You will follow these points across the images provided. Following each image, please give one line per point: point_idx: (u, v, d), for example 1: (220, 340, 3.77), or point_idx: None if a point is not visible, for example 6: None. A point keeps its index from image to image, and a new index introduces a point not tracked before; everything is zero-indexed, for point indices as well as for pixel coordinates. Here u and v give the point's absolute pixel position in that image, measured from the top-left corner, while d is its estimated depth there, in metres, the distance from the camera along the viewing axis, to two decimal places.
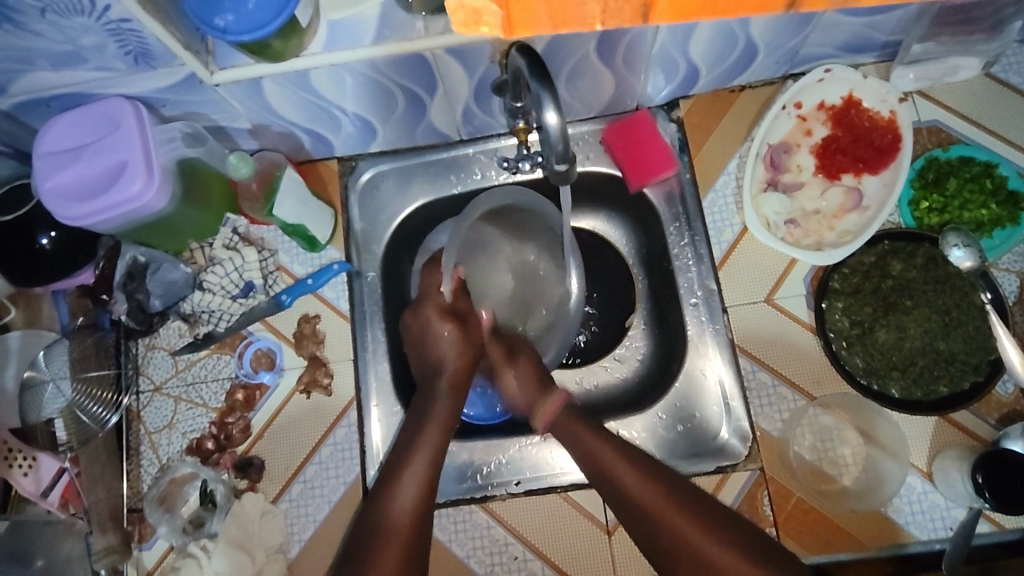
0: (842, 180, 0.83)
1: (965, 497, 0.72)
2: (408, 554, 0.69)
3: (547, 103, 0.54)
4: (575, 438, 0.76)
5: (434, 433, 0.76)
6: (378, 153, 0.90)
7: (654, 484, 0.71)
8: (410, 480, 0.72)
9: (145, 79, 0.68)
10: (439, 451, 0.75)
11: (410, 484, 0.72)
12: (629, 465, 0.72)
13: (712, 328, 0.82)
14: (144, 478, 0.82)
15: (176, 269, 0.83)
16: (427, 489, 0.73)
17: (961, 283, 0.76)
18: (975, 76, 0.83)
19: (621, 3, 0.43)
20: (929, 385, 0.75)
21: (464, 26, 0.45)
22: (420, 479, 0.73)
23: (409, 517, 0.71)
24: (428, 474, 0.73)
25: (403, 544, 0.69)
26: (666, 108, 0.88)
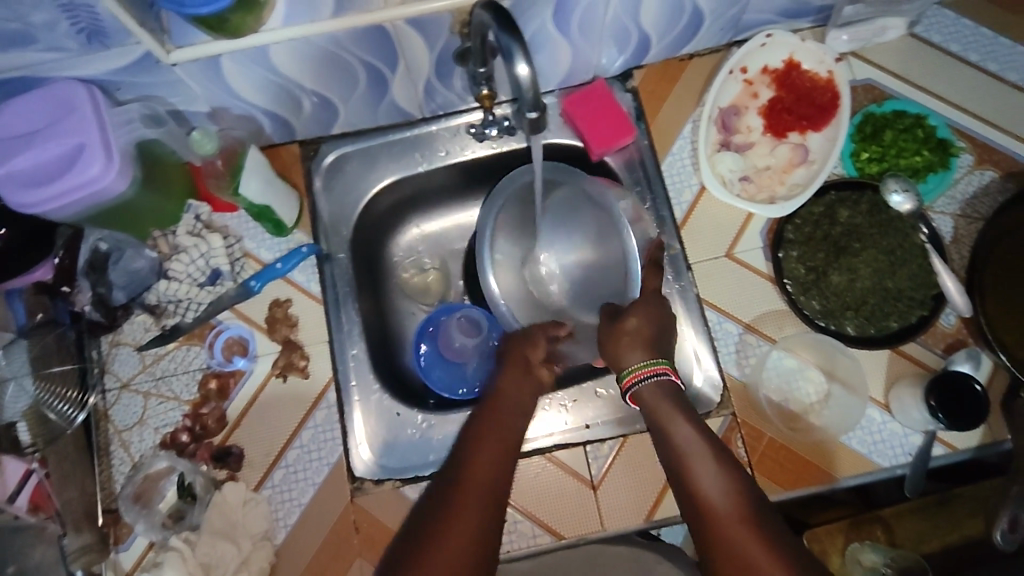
0: (789, 138, 0.87)
1: (921, 421, 0.77)
2: (490, 501, 0.64)
3: (517, 54, 0.56)
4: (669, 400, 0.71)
5: (502, 405, 0.74)
6: (340, 135, 0.90)
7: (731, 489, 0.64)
8: (488, 438, 0.69)
9: (98, 60, 0.66)
10: (514, 416, 0.73)
11: (480, 477, 0.65)
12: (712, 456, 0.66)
13: (678, 286, 0.84)
14: (117, 477, 0.80)
15: (140, 256, 0.82)
16: (507, 450, 0.69)
17: (902, 225, 0.81)
18: (902, 36, 0.90)
19: None
20: (881, 321, 0.80)
21: None
22: (502, 440, 0.70)
23: (487, 489, 0.65)
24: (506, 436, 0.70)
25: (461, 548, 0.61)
26: (620, 78, 0.91)
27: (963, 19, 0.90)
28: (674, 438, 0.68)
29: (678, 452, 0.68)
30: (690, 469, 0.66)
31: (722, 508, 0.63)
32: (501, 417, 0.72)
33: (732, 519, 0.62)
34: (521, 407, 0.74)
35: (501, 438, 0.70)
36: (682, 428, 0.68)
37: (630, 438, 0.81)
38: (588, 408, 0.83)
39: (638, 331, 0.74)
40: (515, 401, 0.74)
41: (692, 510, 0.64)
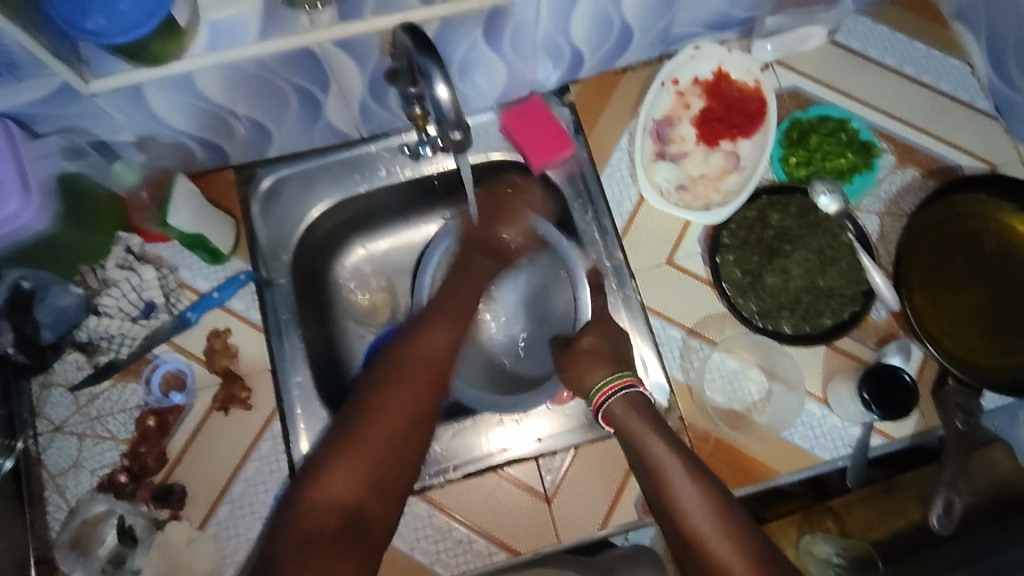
0: (721, 146, 0.90)
1: (857, 414, 0.80)
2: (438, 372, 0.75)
3: (437, 77, 0.56)
4: (638, 415, 0.74)
5: (462, 284, 0.84)
6: (277, 158, 0.88)
7: (710, 506, 0.67)
8: (445, 316, 0.79)
9: (12, 93, 0.64)
10: (473, 291, 0.84)
11: (416, 374, 0.73)
12: (685, 470, 0.70)
13: (622, 294, 0.87)
14: (53, 525, 0.76)
15: (65, 293, 0.78)
16: (459, 323, 0.79)
17: (830, 226, 0.84)
18: (823, 44, 0.93)
19: None
20: (815, 318, 0.82)
21: None
22: (457, 316, 0.80)
23: (435, 358, 0.75)
24: (461, 312, 0.80)
25: (374, 453, 0.68)
26: (558, 94, 0.93)
27: (880, 26, 0.94)
28: (652, 460, 0.71)
29: (656, 470, 0.70)
30: (667, 484, 0.69)
31: (707, 527, 0.66)
32: (459, 297, 0.82)
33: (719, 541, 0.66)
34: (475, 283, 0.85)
35: (458, 314, 0.80)
36: (655, 444, 0.71)
37: (582, 448, 0.81)
38: (540, 421, 0.84)
39: (594, 350, 0.79)
40: (470, 284, 0.85)
41: (681, 531, 0.67)
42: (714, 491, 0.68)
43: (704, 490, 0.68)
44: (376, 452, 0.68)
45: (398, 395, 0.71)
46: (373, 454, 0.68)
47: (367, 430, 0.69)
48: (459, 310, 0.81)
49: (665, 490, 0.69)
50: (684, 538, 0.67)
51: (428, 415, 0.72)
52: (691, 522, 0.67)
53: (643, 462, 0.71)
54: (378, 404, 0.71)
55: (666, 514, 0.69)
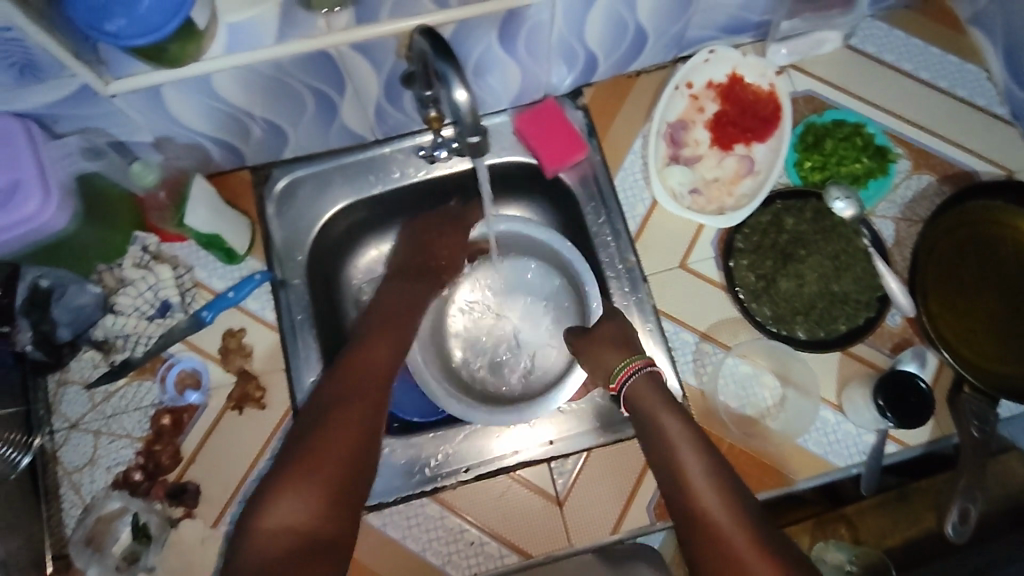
0: (735, 150, 0.89)
1: (873, 421, 0.79)
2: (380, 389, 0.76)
3: (455, 81, 0.56)
4: (656, 393, 0.75)
5: (396, 309, 0.84)
6: (292, 159, 0.89)
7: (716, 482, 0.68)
8: (382, 340, 0.80)
9: (34, 94, 0.65)
10: (403, 325, 0.83)
11: (355, 391, 0.74)
12: (695, 448, 0.71)
13: (635, 297, 0.86)
14: (68, 522, 0.77)
15: (83, 291, 0.79)
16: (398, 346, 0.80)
17: (845, 231, 0.84)
18: (839, 48, 0.93)
19: None
20: (829, 324, 0.81)
21: None
22: (392, 338, 0.81)
23: (376, 378, 0.76)
24: (397, 337, 0.81)
25: (329, 470, 0.68)
26: (570, 96, 0.93)
27: (895, 30, 0.94)
28: (667, 435, 0.72)
29: (668, 440, 0.72)
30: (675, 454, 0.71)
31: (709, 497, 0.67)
32: (393, 319, 0.83)
33: (720, 511, 0.66)
34: (406, 307, 0.85)
35: (393, 337, 0.81)
36: (667, 416, 0.73)
37: (594, 452, 0.81)
38: (550, 424, 0.83)
39: (611, 338, 0.80)
40: (404, 300, 0.86)
41: (685, 502, 0.68)
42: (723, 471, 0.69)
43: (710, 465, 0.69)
44: (324, 469, 0.68)
45: (336, 410, 0.72)
46: (324, 473, 0.68)
47: (319, 447, 0.69)
48: (393, 322, 0.83)
49: (674, 463, 0.70)
50: (689, 514, 0.67)
51: (376, 428, 0.73)
52: (696, 493, 0.68)
53: (653, 435, 0.72)
54: (318, 422, 0.71)
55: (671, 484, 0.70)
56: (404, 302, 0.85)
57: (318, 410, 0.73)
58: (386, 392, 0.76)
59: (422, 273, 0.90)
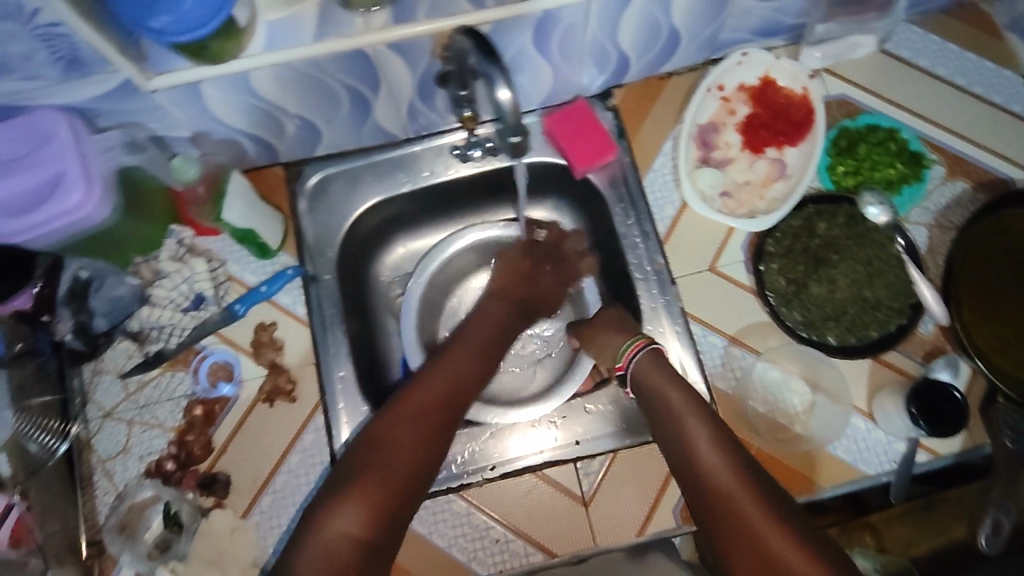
0: (766, 153, 0.89)
1: (903, 429, 0.79)
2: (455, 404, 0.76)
3: (498, 80, 0.56)
4: (659, 368, 0.76)
5: (484, 329, 0.84)
6: (324, 156, 0.90)
7: (721, 449, 0.69)
8: (469, 360, 0.79)
9: (78, 88, 0.66)
10: (489, 344, 0.83)
11: (431, 404, 0.74)
12: (699, 419, 0.72)
13: (664, 300, 0.85)
14: (101, 509, 0.78)
15: (121, 283, 0.81)
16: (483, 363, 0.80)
17: (878, 237, 0.83)
18: (873, 53, 0.92)
19: None
20: (861, 330, 0.81)
21: None
22: (478, 355, 0.81)
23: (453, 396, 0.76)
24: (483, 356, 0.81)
25: (392, 480, 0.68)
26: (600, 97, 0.92)
27: (930, 35, 0.93)
28: (672, 407, 0.73)
29: (673, 413, 0.73)
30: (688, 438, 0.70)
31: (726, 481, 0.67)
32: (485, 338, 0.83)
33: (740, 494, 0.65)
34: (499, 326, 0.85)
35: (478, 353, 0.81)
36: (678, 400, 0.73)
37: (620, 453, 0.81)
38: (577, 423, 0.83)
39: (615, 322, 0.82)
40: (493, 320, 0.85)
41: (691, 471, 0.69)
42: (727, 439, 0.70)
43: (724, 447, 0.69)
44: (386, 480, 0.68)
45: (409, 424, 0.71)
46: (387, 483, 0.68)
47: (387, 457, 0.69)
48: (481, 341, 0.82)
49: (678, 432, 0.71)
50: (697, 481, 0.68)
51: (444, 444, 0.73)
52: (701, 461, 0.69)
53: (660, 409, 0.74)
54: (390, 434, 0.71)
55: (688, 469, 0.69)
56: (492, 325, 0.84)
57: (389, 416, 0.72)
58: (460, 408, 0.76)
59: (524, 304, 0.88)
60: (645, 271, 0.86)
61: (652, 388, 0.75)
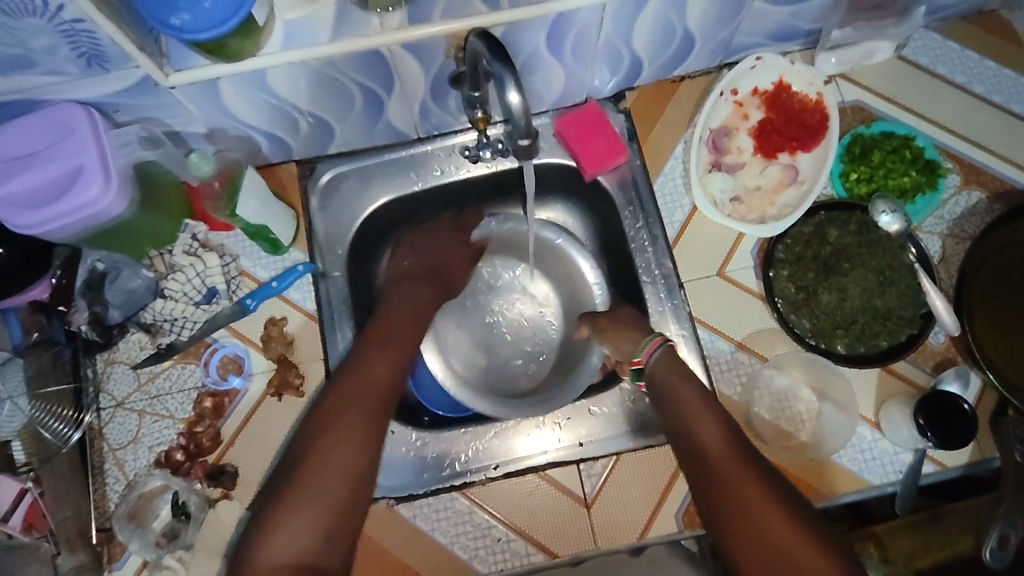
0: (779, 159, 0.89)
1: (911, 440, 0.78)
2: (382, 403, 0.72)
3: (509, 82, 0.57)
4: (671, 365, 0.77)
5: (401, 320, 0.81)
6: (336, 154, 0.91)
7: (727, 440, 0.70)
8: (384, 355, 0.76)
9: (98, 84, 0.67)
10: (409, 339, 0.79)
11: (356, 409, 0.70)
12: (709, 412, 0.72)
13: (671, 304, 0.86)
14: (111, 496, 0.80)
15: (136, 275, 0.82)
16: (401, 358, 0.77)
17: (890, 245, 0.83)
18: (890, 59, 0.91)
19: None
20: (870, 340, 0.80)
21: None
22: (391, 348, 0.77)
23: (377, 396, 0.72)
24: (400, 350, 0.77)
25: (328, 497, 0.65)
26: (613, 99, 0.93)
27: (949, 41, 0.92)
28: (682, 400, 0.74)
29: (683, 407, 0.73)
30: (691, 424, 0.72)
31: (724, 463, 0.68)
32: (398, 329, 0.80)
33: (743, 483, 0.65)
34: (411, 316, 0.82)
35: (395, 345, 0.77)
36: (686, 391, 0.74)
37: (624, 455, 0.81)
38: (581, 426, 0.83)
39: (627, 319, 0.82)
40: (414, 309, 0.83)
41: (698, 460, 0.69)
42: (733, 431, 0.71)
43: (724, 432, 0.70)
44: (323, 496, 0.64)
45: (339, 433, 0.68)
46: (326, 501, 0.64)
47: (320, 471, 0.66)
48: (392, 332, 0.79)
49: (688, 425, 0.72)
50: (702, 469, 0.68)
51: (376, 448, 0.69)
52: (711, 453, 0.69)
53: (670, 402, 0.74)
54: (319, 445, 0.67)
55: (690, 453, 0.70)
56: (411, 311, 0.82)
57: (318, 424, 0.69)
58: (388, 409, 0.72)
59: (436, 276, 0.88)
60: (652, 275, 0.87)
61: (664, 384, 0.76)
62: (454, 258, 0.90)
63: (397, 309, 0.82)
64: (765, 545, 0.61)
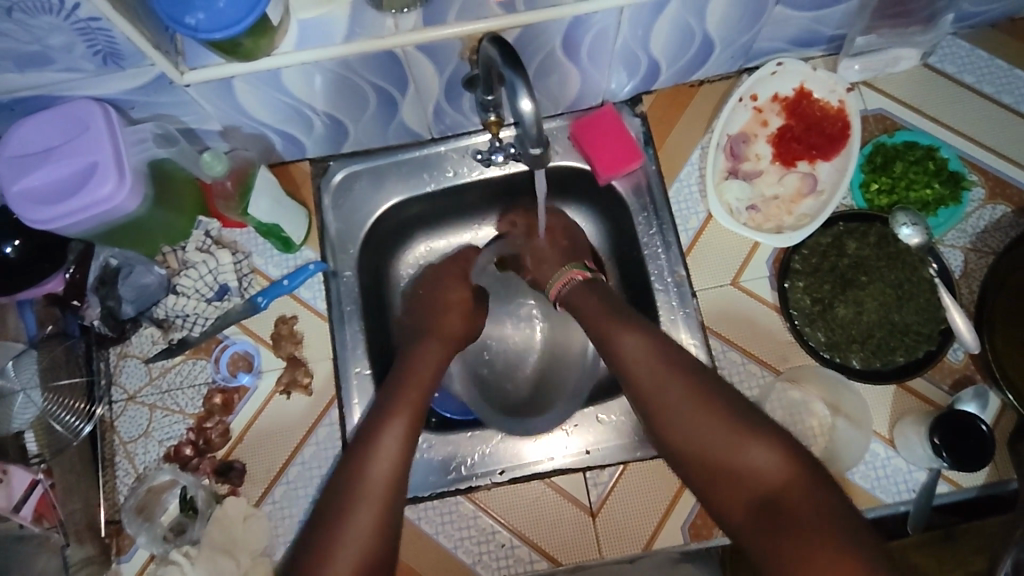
0: (798, 167, 0.87)
1: (925, 459, 0.76)
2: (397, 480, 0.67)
3: (521, 90, 0.56)
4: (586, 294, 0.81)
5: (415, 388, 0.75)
6: (349, 154, 0.90)
7: (650, 349, 0.72)
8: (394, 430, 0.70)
9: (114, 80, 0.68)
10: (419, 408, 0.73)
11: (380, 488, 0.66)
12: (626, 326, 0.74)
13: (684, 312, 0.84)
14: (121, 488, 0.81)
15: (149, 273, 0.83)
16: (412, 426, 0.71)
17: (911, 259, 0.81)
18: (915, 66, 0.89)
19: None
20: (887, 355, 0.79)
21: None
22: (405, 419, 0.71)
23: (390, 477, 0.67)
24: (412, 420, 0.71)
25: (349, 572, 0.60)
26: (630, 103, 0.91)
27: (977, 50, 0.89)
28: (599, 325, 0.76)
29: (603, 331, 0.76)
30: (613, 340, 0.74)
31: (652, 375, 0.70)
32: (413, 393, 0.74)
33: (672, 391, 0.69)
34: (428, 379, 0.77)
35: (407, 415, 0.71)
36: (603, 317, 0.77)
37: (631, 465, 0.81)
38: (590, 433, 0.82)
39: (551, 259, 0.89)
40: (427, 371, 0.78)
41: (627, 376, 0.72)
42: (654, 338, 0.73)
43: (645, 339, 0.73)
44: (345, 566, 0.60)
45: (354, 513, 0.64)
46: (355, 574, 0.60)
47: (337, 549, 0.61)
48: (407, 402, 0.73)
49: (612, 346, 0.74)
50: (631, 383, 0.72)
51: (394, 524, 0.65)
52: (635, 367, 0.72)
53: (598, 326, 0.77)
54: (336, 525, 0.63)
55: (622, 374, 0.73)
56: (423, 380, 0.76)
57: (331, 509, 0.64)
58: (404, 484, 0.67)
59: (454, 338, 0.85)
60: (665, 283, 0.85)
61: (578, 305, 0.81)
62: (455, 311, 0.87)
63: (411, 372, 0.77)
64: (704, 447, 0.65)
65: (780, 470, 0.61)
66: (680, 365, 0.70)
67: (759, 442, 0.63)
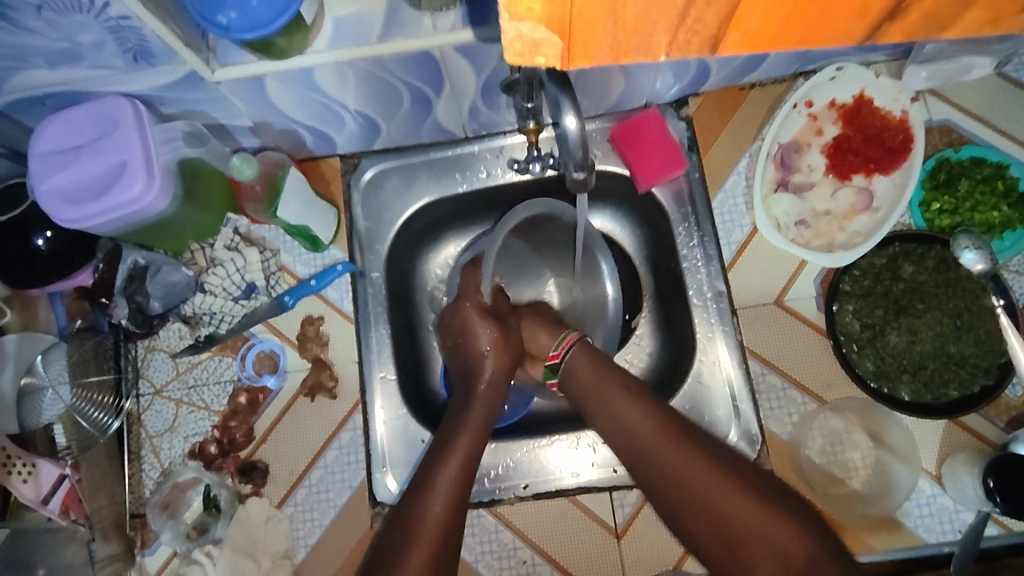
0: (853, 181, 0.82)
1: (975, 500, 0.72)
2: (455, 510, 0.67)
3: (567, 107, 0.53)
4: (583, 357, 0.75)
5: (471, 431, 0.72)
6: (381, 151, 0.88)
7: (650, 411, 0.69)
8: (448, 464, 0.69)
9: (144, 77, 0.65)
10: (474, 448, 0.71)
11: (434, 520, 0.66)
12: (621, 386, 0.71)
13: (721, 330, 0.80)
14: (146, 482, 0.81)
15: (176, 271, 0.82)
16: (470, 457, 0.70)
17: (971, 286, 0.76)
18: (987, 75, 0.82)
19: (690, 33, 0.29)
20: (939, 388, 0.74)
21: (517, 57, 0.29)
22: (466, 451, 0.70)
23: (442, 514, 0.66)
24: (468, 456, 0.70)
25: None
26: (675, 105, 0.86)
27: None
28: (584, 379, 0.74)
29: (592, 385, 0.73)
30: (611, 405, 0.71)
31: (648, 439, 0.67)
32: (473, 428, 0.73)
33: (675, 460, 0.65)
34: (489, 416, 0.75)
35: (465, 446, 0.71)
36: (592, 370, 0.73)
37: None
38: None
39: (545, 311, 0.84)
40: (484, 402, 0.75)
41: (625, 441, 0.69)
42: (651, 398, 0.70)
43: (642, 402, 0.70)
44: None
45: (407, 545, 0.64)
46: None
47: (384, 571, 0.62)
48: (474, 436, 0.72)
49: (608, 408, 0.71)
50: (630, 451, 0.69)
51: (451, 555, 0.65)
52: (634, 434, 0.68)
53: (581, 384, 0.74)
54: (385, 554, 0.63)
55: (621, 439, 0.70)
56: (470, 422, 0.73)
57: (384, 543, 0.65)
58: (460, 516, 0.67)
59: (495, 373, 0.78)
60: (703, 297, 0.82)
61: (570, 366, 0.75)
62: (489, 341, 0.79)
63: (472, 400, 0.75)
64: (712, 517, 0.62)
65: (797, 553, 0.58)
66: (676, 425, 0.68)
67: (777, 516, 0.60)
